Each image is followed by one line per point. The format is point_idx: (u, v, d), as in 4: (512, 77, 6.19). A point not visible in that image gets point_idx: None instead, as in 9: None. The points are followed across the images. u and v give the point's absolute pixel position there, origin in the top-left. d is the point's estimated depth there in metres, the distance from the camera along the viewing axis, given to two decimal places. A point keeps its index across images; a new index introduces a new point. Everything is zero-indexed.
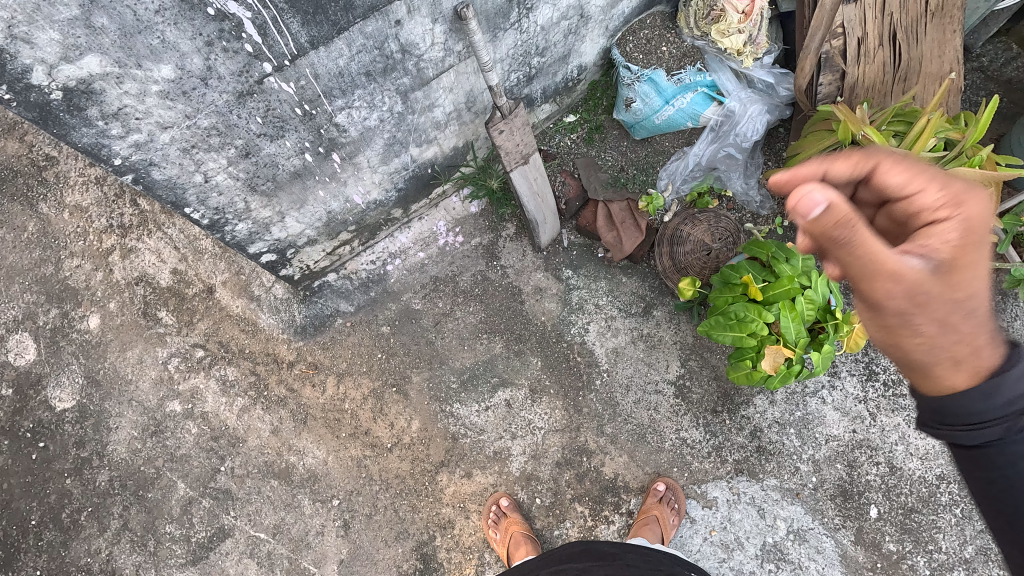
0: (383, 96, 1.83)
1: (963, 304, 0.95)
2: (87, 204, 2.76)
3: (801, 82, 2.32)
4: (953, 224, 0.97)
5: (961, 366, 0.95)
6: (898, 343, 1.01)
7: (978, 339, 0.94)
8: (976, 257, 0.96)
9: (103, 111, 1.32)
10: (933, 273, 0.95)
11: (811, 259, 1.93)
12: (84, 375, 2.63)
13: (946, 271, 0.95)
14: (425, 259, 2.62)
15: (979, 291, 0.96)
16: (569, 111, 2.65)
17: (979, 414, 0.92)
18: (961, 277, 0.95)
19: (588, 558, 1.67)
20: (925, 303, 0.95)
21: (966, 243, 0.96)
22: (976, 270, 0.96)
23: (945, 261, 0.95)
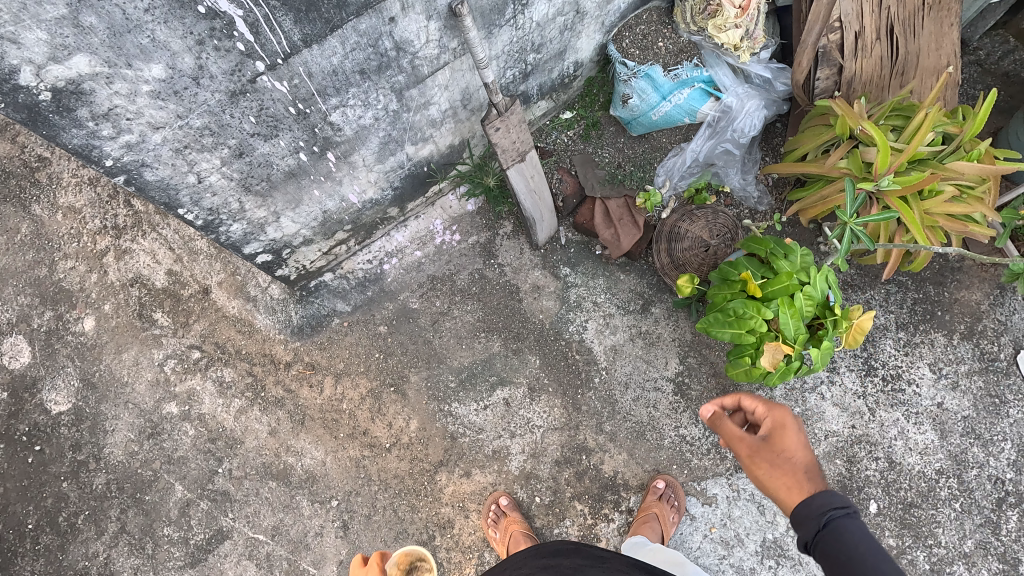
0: (377, 94, 1.82)
1: (786, 457, 1.21)
2: (80, 205, 2.74)
3: (799, 77, 2.29)
4: (770, 408, 1.29)
5: (794, 492, 1.17)
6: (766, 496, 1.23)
7: (801, 479, 1.17)
8: (791, 424, 1.25)
9: (93, 112, 1.30)
10: (758, 440, 1.25)
11: (810, 254, 1.91)
12: (80, 378, 2.61)
13: (770, 438, 1.25)
14: (422, 258, 2.61)
15: (802, 452, 1.21)
16: (565, 107, 2.64)
17: (811, 536, 1.11)
18: (781, 440, 1.23)
19: (579, 558, 1.51)
20: (762, 459, 1.23)
21: (778, 421, 1.26)
22: (792, 431, 1.24)
23: (768, 431, 1.25)
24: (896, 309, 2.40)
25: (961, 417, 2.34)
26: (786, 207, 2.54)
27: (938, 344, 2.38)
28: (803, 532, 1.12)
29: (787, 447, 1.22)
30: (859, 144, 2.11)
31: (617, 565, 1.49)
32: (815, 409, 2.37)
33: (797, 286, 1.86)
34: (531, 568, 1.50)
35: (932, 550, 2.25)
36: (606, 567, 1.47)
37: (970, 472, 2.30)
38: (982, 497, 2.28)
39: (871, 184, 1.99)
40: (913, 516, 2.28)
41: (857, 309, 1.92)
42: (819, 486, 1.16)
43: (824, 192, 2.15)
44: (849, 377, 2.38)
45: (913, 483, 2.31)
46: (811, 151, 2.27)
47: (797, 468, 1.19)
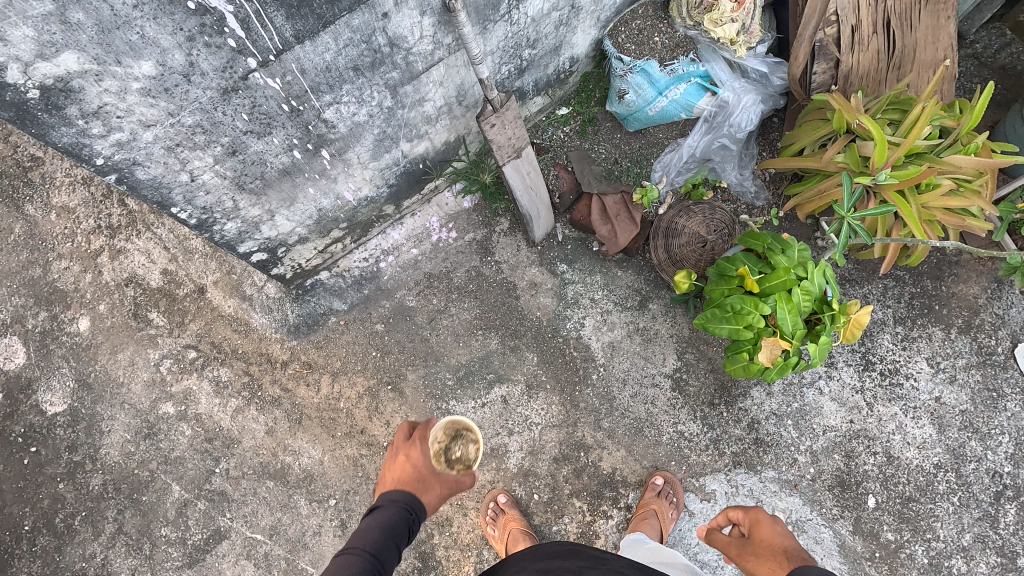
0: (372, 90, 1.80)
1: (765, 545, 1.44)
2: (74, 205, 2.72)
3: (796, 71, 2.26)
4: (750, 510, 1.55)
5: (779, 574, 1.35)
6: None
7: (782, 558, 1.37)
8: (768, 519, 1.50)
9: (82, 110, 1.29)
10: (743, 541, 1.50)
11: (807, 250, 1.90)
12: (75, 378, 2.60)
13: (753, 536, 1.49)
14: (418, 256, 2.60)
15: (780, 538, 1.43)
16: (561, 103, 2.62)
17: None
18: (760, 531, 1.48)
19: (582, 559, 1.46)
20: (750, 554, 1.46)
21: (755, 518, 1.52)
22: (771, 524, 1.47)
23: (749, 529, 1.51)
24: (894, 303, 2.40)
25: (959, 410, 2.34)
26: (783, 202, 2.53)
27: (935, 338, 2.38)
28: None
29: (766, 535, 1.45)
30: (856, 138, 2.10)
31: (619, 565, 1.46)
32: (813, 404, 2.37)
33: (795, 281, 1.85)
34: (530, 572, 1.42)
35: (930, 544, 2.25)
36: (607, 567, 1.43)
37: (968, 465, 2.30)
38: (980, 491, 2.28)
39: (869, 179, 1.98)
40: (911, 510, 2.28)
41: (854, 304, 1.90)
42: (799, 562, 1.35)
43: (821, 186, 2.14)
44: (847, 372, 2.38)
45: (912, 477, 2.31)
46: (808, 145, 2.26)
47: (778, 552, 1.40)
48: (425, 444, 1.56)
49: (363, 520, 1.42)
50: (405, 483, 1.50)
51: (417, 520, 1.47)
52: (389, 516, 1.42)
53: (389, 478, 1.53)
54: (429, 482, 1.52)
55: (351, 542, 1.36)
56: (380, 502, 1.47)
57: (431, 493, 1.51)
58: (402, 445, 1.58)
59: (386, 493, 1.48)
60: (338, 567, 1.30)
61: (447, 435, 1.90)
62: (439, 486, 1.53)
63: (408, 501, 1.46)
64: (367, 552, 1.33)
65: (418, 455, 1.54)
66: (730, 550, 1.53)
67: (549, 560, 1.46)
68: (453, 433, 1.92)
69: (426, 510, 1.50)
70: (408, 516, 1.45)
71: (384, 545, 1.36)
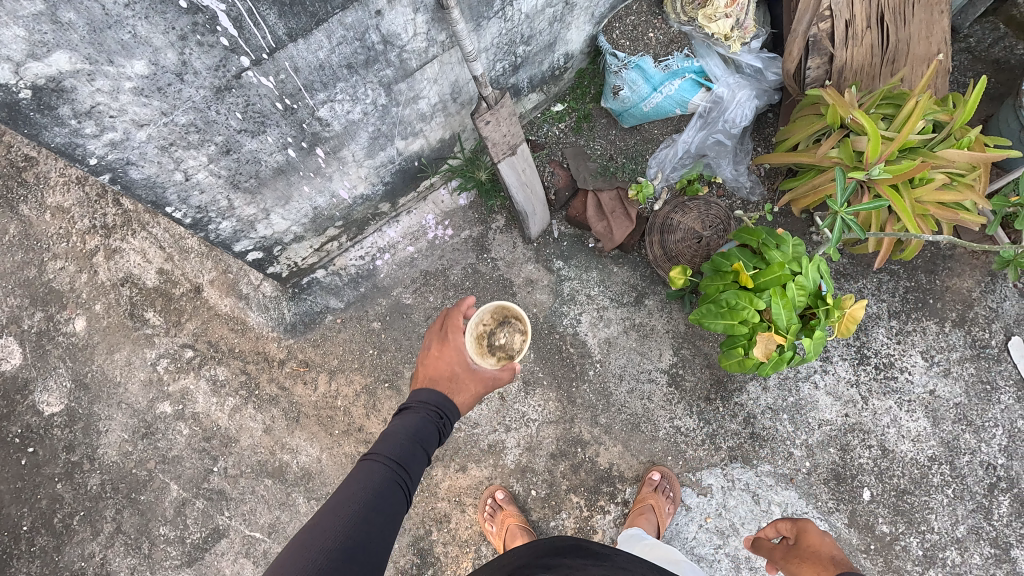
0: (366, 88, 1.80)
1: (810, 548, 1.58)
2: (68, 204, 2.71)
3: (790, 66, 2.29)
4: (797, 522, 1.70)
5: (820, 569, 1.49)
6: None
7: (825, 559, 1.51)
8: (815, 530, 1.64)
9: (75, 109, 1.29)
10: (789, 545, 1.65)
11: (801, 244, 1.91)
12: (72, 379, 2.60)
13: (800, 543, 1.63)
14: (415, 254, 2.60)
15: (824, 544, 1.58)
16: (556, 100, 2.62)
17: None
18: (805, 536, 1.63)
19: (586, 553, 1.48)
20: (794, 556, 1.60)
21: (802, 528, 1.67)
22: (818, 535, 1.61)
23: (795, 536, 1.66)
24: (888, 297, 2.41)
25: (953, 403, 2.35)
26: (778, 198, 2.53)
27: (930, 332, 2.39)
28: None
29: (813, 541, 1.60)
30: (850, 133, 2.10)
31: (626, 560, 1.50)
32: (809, 398, 2.39)
33: (789, 276, 1.85)
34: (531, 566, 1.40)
35: (924, 536, 2.27)
36: (612, 564, 1.45)
37: (963, 458, 2.32)
38: (973, 483, 2.30)
39: (862, 174, 1.98)
40: (906, 503, 2.30)
41: (850, 298, 1.89)
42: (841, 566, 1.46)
43: (815, 181, 2.15)
44: (842, 366, 2.39)
45: (906, 470, 2.32)
46: (802, 140, 2.27)
47: (823, 557, 1.53)
48: (458, 341, 1.67)
49: (392, 423, 1.52)
50: (438, 383, 1.62)
51: (447, 420, 1.58)
52: (419, 419, 1.52)
53: (422, 378, 1.66)
54: (461, 383, 1.64)
55: (375, 448, 1.44)
56: (411, 403, 1.57)
57: (463, 394, 1.63)
58: (438, 347, 1.69)
59: (418, 393, 1.59)
60: (363, 471, 1.39)
61: (494, 320, 1.85)
62: (472, 384, 1.65)
63: (439, 402, 1.57)
64: (389, 458, 1.41)
65: (451, 356, 1.66)
66: (774, 552, 1.67)
67: (554, 554, 1.45)
68: (500, 318, 1.87)
69: (457, 410, 1.62)
70: (439, 418, 1.56)
71: (407, 451, 1.44)
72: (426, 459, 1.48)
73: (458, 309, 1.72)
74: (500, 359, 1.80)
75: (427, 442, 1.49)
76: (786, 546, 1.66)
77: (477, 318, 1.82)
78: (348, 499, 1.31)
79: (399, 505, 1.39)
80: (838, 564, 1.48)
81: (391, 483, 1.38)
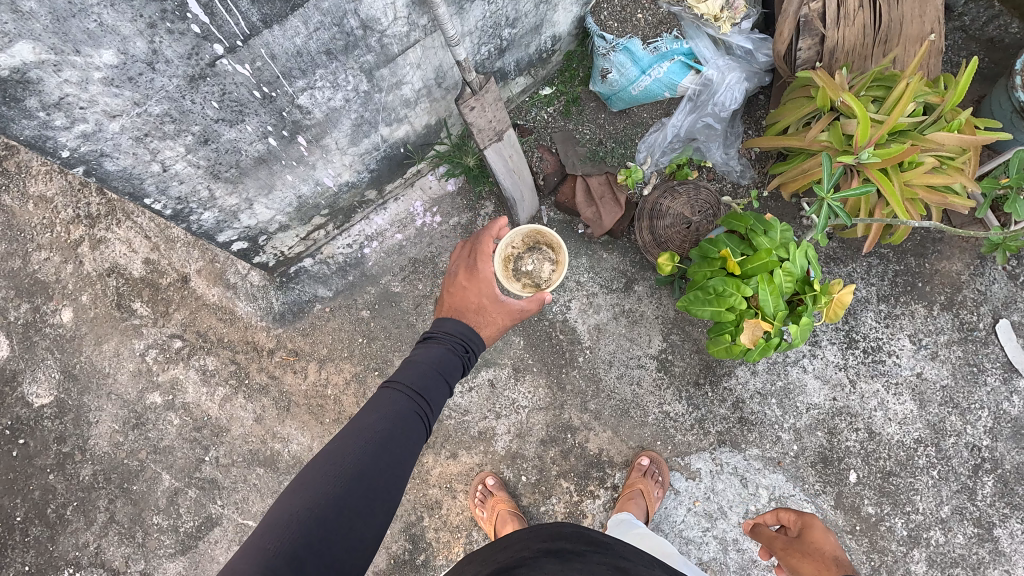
0: (347, 74, 1.76)
1: (813, 545, 1.53)
2: (51, 193, 2.67)
3: (781, 47, 2.22)
4: (801, 515, 1.65)
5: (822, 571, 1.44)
6: None
7: (828, 558, 1.46)
8: (818, 524, 1.59)
9: (43, 101, 1.26)
10: (792, 538, 1.59)
11: (789, 230, 1.90)
12: (61, 370, 2.59)
13: (802, 537, 1.58)
14: (403, 241, 2.58)
15: (826, 544, 1.52)
16: (544, 83, 2.58)
17: None
18: (810, 532, 1.57)
19: (588, 541, 1.44)
20: (796, 550, 1.55)
21: (804, 523, 1.62)
22: (821, 529, 1.57)
23: (800, 530, 1.60)
24: (878, 281, 2.41)
25: (940, 386, 2.37)
26: (768, 182, 2.51)
27: (918, 316, 2.39)
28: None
29: (816, 538, 1.55)
30: (840, 116, 2.08)
31: (625, 549, 1.47)
32: (797, 382, 2.40)
33: (777, 262, 1.84)
34: (534, 552, 1.37)
35: (909, 517, 2.30)
36: (613, 553, 1.43)
37: (948, 440, 2.34)
38: (958, 464, 2.32)
39: (851, 157, 1.96)
40: (892, 484, 2.33)
41: (838, 284, 1.87)
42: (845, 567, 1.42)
43: (805, 165, 2.13)
44: (831, 350, 2.40)
45: (892, 452, 2.34)
46: (792, 124, 2.24)
47: (825, 555, 1.48)
48: (487, 274, 1.70)
49: (416, 352, 1.57)
50: (464, 315, 1.66)
51: (472, 352, 1.63)
52: (442, 352, 1.57)
53: (447, 308, 1.69)
54: (487, 316, 1.68)
55: (397, 377, 1.48)
56: (436, 334, 1.62)
57: (489, 327, 1.68)
58: (466, 279, 1.71)
59: (443, 324, 1.64)
60: (385, 398, 1.43)
61: (524, 244, 2.14)
62: (498, 317, 1.68)
63: (467, 335, 1.63)
64: (412, 388, 1.46)
65: (479, 289, 1.67)
66: (775, 542, 1.62)
67: (553, 541, 1.41)
68: (531, 243, 2.15)
69: (483, 342, 1.67)
70: (464, 352, 1.61)
71: (428, 381, 1.48)
72: (446, 390, 1.53)
73: (487, 234, 1.77)
74: (524, 284, 2.10)
75: (449, 373, 1.54)
76: (788, 538, 1.60)
77: (509, 240, 2.11)
78: (368, 425, 1.34)
79: (418, 435, 1.41)
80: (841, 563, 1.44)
81: (411, 411, 1.42)
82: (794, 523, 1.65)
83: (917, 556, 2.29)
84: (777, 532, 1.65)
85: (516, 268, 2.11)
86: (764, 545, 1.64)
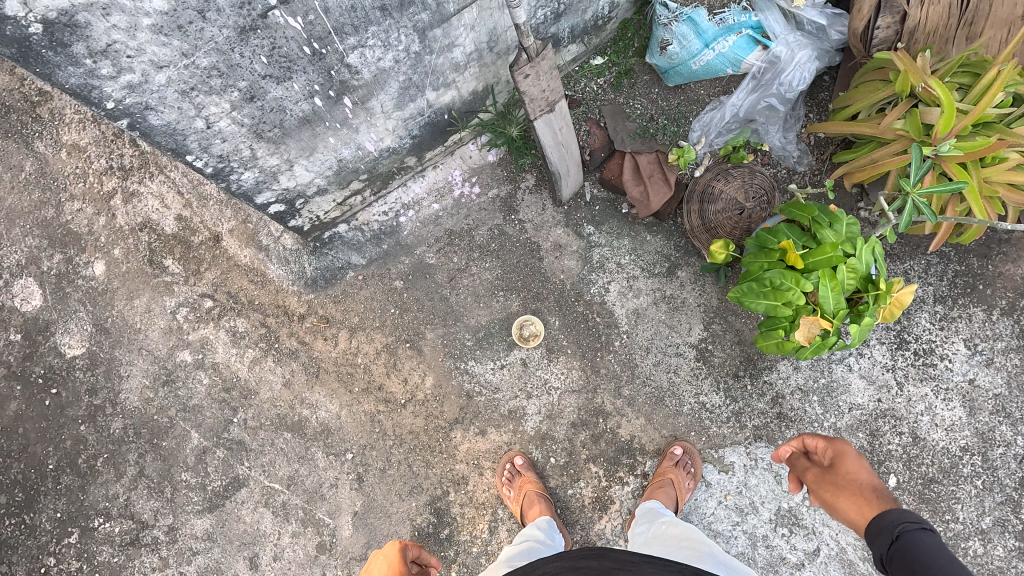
0: (399, 34, 1.67)
1: (849, 478, 1.37)
2: (85, 143, 2.64)
3: (858, 25, 2.05)
4: (832, 443, 1.49)
5: (858, 502, 1.30)
6: (825, 493, 1.39)
7: (866, 492, 1.31)
8: (854, 457, 1.41)
9: (90, 48, 1.19)
10: (822, 469, 1.45)
11: (856, 224, 1.80)
12: (93, 323, 2.58)
13: (834, 468, 1.42)
14: (440, 211, 2.50)
15: (855, 470, 1.38)
16: (596, 53, 2.44)
17: (884, 548, 1.20)
18: (843, 465, 1.40)
19: (609, 560, 1.50)
20: (829, 482, 1.39)
21: (836, 449, 1.46)
22: (855, 458, 1.41)
23: (831, 459, 1.45)
24: (935, 281, 2.29)
25: (993, 394, 2.27)
26: (827, 169, 2.37)
27: (976, 320, 2.28)
28: (878, 546, 1.21)
29: (849, 467, 1.39)
30: (920, 103, 1.94)
31: (646, 571, 1.45)
32: (842, 380, 2.31)
33: (841, 258, 1.75)
34: (556, 568, 1.51)
35: (948, 526, 2.24)
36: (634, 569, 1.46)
37: (996, 450, 2.25)
38: (1004, 476, 2.24)
39: (929, 149, 1.84)
40: (933, 492, 2.25)
41: (899, 282, 1.78)
42: (888, 505, 1.26)
43: (875, 155, 2.00)
44: (879, 350, 2.31)
45: (936, 459, 2.26)
46: (864, 109, 2.10)
47: (863, 485, 1.33)
48: None
49: None
50: None
51: None
52: None
53: None
54: None
55: None
56: None
57: None
58: None
59: None
60: None
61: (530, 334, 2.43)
62: None
63: None
64: None
65: None
66: (806, 473, 1.48)
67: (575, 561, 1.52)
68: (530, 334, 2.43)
69: None
70: None
71: None
72: None
73: None
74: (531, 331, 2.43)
75: None
76: (820, 468, 1.46)
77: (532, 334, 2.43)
78: None
79: None
80: (881, 497, 1.29)
81: None
82: (825, 452, 1.49)
83: None
84: (808, 463, 1.51)
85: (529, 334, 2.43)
86: (796, 478, 1.52)
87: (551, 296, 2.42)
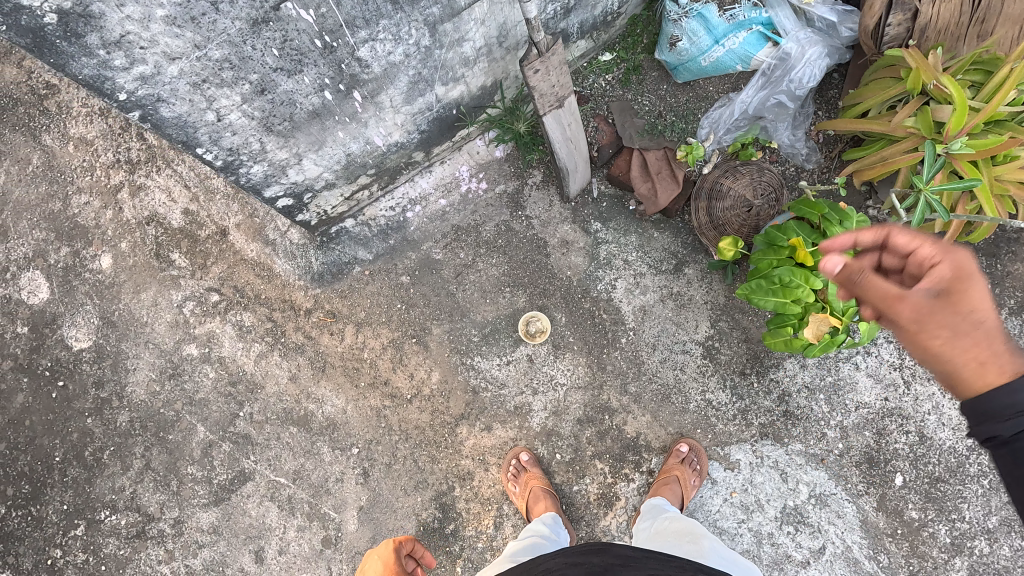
0: (409, 27, 1.66)
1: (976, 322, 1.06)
2: (92, 136, 2.64)
3: (869, 22, 2.03)
4: (950, 250, 1.11)
5: (984, 366, 1.04)
6: (920, 343, 1.11)
7: (999, 354, 1.03)
8: (979, 279, 1.09)
9: (103, 39, 1.19)
10: (925, 297, 1.10)
11: (865, 221, 1.81)
12: (99, 316, 2.59)
13: (951, 298, 1.08)
14: (447, 207, 2.50)
15: (985, 312, 1.07)
16: (605, 49, 2.44)
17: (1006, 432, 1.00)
18: (965, 297, 1.08)
19: (612, 556, 1.52)
20: (938, 325, 1.09)
21: (958, 263, 1.10)
22: (980, 287, 1.08)
23: (945, 281, 1.09)
24: None
25: None
26: (836, 166, 2.36)
27: None
28: (989, 427, 1.02)
29: (975, 303, 1.07)
30: (931, 100, 1.93)
31: (648, 565, 1.48)
32: (848, 379, 2.31)
33: (851, 255, 1.75)
34: (560, 564, 1.52)
35: (954, 525, 2.24)
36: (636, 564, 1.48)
37: None
38: None
39: (941, 147, 1.83)
40: (939, 491, 2.25)
41: None
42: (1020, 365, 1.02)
43: (885, 152, 2.00)
44: (887, 349, 2.30)
45: (943, 458, 2.26)
46: (874, 107, 2.09)
47: (995, 341, 1.05)
48: None
49: None
50: None
51: None
52: None
53: None
54: None
55: None
56: None
57: None
58: None
59: None
60: None
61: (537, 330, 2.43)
62: None
63: None
64: None
65: None
66: (891, 300, 1.13)
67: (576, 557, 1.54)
68: (536, 330, 2.43)
69: None
70: None
71: None
72: None
73: None
74: (538, 327, 2.43)
75: None
76: (924, 290, 1.10)
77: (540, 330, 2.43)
78: None
79: None
80: (1013, 356, 1.03)
81: None
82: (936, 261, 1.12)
83: (958, 564, 2.23)
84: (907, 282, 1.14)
85: (536, 330, 2.43)
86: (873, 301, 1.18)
87: (555, 295, 2.42)
